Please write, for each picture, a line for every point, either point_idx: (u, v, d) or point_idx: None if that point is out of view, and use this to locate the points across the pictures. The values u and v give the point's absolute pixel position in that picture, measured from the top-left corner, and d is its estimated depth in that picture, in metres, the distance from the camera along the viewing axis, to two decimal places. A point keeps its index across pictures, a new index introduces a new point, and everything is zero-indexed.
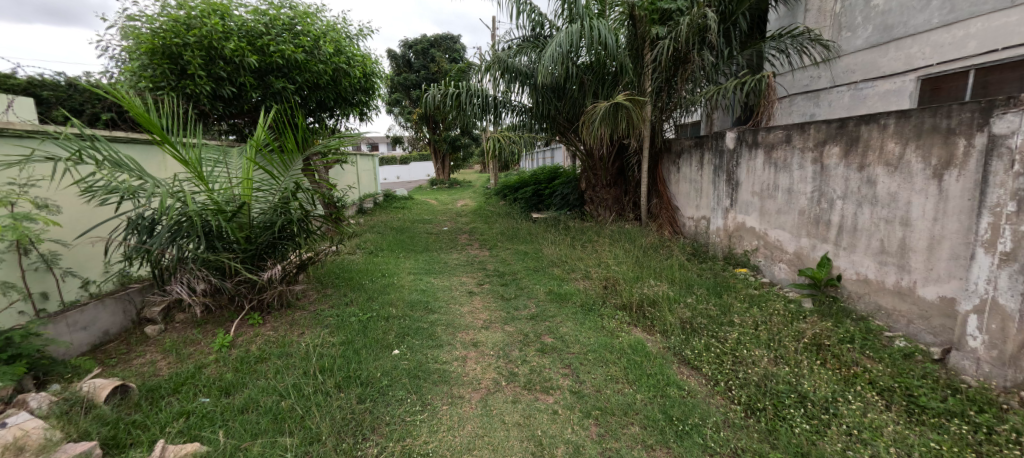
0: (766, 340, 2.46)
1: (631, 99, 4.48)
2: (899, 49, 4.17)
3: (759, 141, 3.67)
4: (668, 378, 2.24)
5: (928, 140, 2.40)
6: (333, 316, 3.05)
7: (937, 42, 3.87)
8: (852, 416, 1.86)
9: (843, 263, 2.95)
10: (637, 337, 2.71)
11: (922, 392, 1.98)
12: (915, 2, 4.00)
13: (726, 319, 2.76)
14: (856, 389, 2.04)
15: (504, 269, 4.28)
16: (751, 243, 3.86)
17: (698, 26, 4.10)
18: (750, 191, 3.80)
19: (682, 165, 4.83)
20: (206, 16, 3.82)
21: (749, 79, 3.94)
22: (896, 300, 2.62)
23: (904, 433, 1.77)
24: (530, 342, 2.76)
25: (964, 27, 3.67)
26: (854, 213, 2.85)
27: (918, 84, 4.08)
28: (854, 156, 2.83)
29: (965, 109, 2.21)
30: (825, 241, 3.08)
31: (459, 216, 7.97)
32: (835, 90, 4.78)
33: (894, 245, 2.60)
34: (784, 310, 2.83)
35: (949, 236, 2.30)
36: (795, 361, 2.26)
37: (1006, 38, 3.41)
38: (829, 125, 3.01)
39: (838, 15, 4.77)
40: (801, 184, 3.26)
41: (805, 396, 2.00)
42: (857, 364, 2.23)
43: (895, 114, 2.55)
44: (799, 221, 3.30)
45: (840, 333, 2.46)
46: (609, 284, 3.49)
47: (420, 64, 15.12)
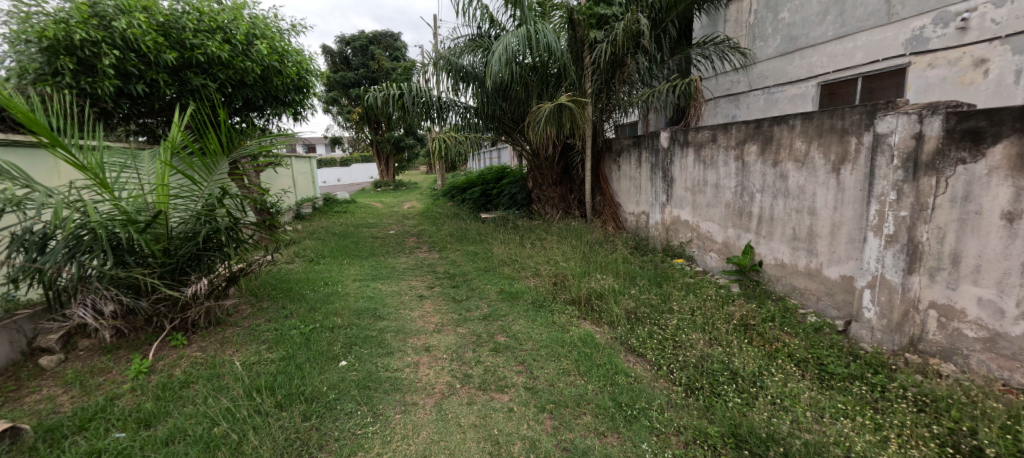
0: (701, 324, 2.66)
1: (574, 100, 4.60)
2: (802, 58, 4.71)
3: (689, 140, 3.96)
4: (616, 367, 2.35)
5: (828, 138, 2.71)
6: (271, 330, 2.84)
7: (831, 52, 4.42)
8: (776, 387, 2.06)
9: (764, 250, 3.26)
10: (586, 330, 2.81)
11: (830, 360, 2.25)
12: (812, 17, 4.56)
13: (666, 306, 2.95)
14: (778, 363, 2.27)
15: (454, 271, 4.23)
16: (685, 235, 4.17)
17: (633, 32, 4.30)
18: (684, 187, 4.09)
19: (623, 164, 5.08)
20: (127, 10, 3.46)
21: (680, 82, 4.20)
22: (807, 280, 2.94)
23: (817, 397, 1.99)
24: (483, 342, 2.76)
25: (852, 41, 4.24)
26: (771, 205, 3.16)
27: (818, 89, 4.62)
28: (769, 154, 3.14)
29: (854, 111, 2.53)
30: (747, 231, 3.40)
31: (406, 218, 7.78)
32: (752, 94, 5.32)
33: (804, 232, 2.92)
34: (715, 294, 3.08)
35: (847, 222, 2.63)
36: (726, 342, 2.47)
37: (886, 50, 3.98)
38: (747, 125, 3.31)
39: (752, 26, 5.30)
40: (726, 179, 3.57)
41: (736, 372, 2.18)
42: (777, 340, 2.48)
43: (800, 116, 2.87)
44: (725, 213, 3.62)
45: (763, 313, 2.73)
46: (558, 281, 3.58)
47: (359, 61, 14.51)
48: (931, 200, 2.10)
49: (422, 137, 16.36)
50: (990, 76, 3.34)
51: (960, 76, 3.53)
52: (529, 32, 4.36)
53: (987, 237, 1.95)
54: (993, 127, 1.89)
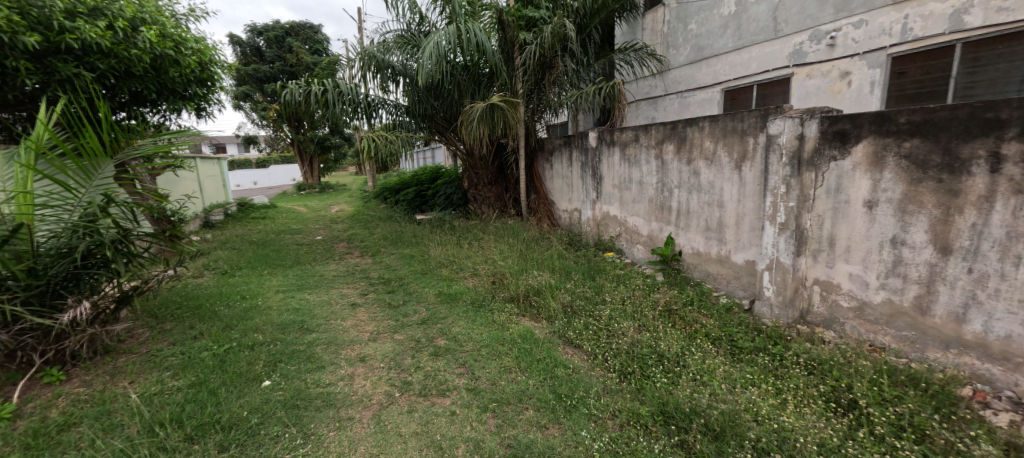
0: (632, 312, 2.84)
1: (506, 100, 4.63)
2: (708, 66, 5.25)
3: (614, 140, 4.20)
4: (555, 360, 2.42)
5: (731, 139, 3.01)
6: (176, 354, 2.51)
7: (731, 62, 4.96)
8: (695, 364, 2.22)
9: (683, 241, 3.57)
10: (525, 327, 2.86)
11: (739, 336, 2.51)
12: (715, 29, 5.08)
13: (600, 298, 3.11)
14: (697, 343, 2.48)
15: (389, 276, 4.06)
16: (614, 230, 4.42)
17: (560, 35, 4.44)
18: (612, 185, 4.33)
19: (555, 163, 5.26)
20: None
21: (604, 85, 4.43)
22: (718, 266, 3.25)
23: (730, 370, 2.17)
24: (422, 347, 2.68)
25: (748, 52, 4.78)
26: (687, 199, 3.47)
27: (722, 94, 5.17)
28: (684, 152, 3.43)
29: (751, 114, 2.83)
30: (668, 223, 3.69)
31: (334, 222, 7.32)
32: (668, 98, 5.83)
33: (715, 223, 3.23)
34: (643, 284, 3.31)
35: (748, 214, 2.94)
36: (654, 327, 2.64)
37: (774, 62, 4.55)
38: (665, 126, 3.59)
39: (665, 35, 5.80)
40: (648, 176, 3.84)
41: (663, 354, 2.33)
42: (697, 322, 2.72)
43: (708, 118, 3.16)
44: (648, 208, 3.89)
45: (684, 298, 2.98)
46: (497, 279, 3.60)
47: (274, 54, 13.21)
48: (812, 192, 2.44)
49: (350, 136, 15.49)
50: (853, 86, 3.97)
51: (831, 86, 4.15)
52: (458, 30, 4.31)
53: (855, 221, 2.28)
54: (855, 129, 2.22)
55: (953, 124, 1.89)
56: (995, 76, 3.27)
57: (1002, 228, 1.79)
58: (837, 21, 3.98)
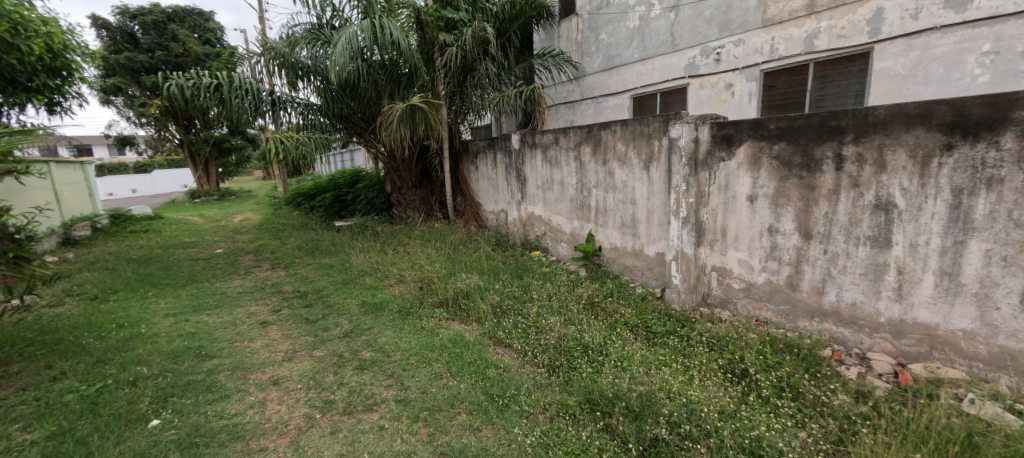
0: (558, 308, 2.95)
1: (427, 102, 4.53)
2: (618, 74, 5.68)
3: (536, 142, 4.33)
4: (486, 361, 2.44)
5: (639, 141, 3.26)
6: (32, 401, 2.09)
7: (638, 71, 5.41)
8: (616, 352, 2.35)
9: (602, 237, 3.80)
10: (455, 330, 2.85)
11: (653, 322, 2.74)
12: (623, 41, 5.50)
13: (528, 296, 3.19)
14: (617, 331, 2.65)
15: (305, 289, 3.77)
16: (539, 229, 4.57)
17: (480, 39, 4.47)
18: (535, 186, 4.47)
19: (480, 164, 5.29)
20: None
21: (525, 89, 4.53)
22: (633, 259, 3.51)
23: (645, 353, 2.33)
24: (345, 362, 2.54)
25: (651, 63, 5.24)
26: (604, 198, 3.69)
27: (631, 100, 5.61)
28: (600, 154, 3.65)
29: (655, 119, 3.07)
30: (589, 221, 3.91)
31: (238, 232, 6.61)
32: (584, 102, 6.23)
33: (629, 219, 3.48)
34: (567, 280, 3.46)
35: (656, 210, 3.21)
36: (578, 320, 2.78)
37: (673, 72, 5.05)
38: (581, 129, 3.79)
39: (580, 43, 6.17)
40: (569, 177, 4.03)
41: (587, 345, 2.45)
42: (617, 312, 2.90)
43: (619, 122, 3.39)
44: (570, 207, 4.08)
45: (605, 291, 3.17)
46: (424, 285, 3.53)
47: (152, 42, 11.51)
48: (707, 189, 2.76)
49: (254, 136, 14.04)
50: (735, 96, 4.53)
51: (719, 95, 4.69)
52: (372, 25, 4.12)
53: (740, 214, 2.62)
54: (738, 134, 2.55)
55: (808, 130, 2.25)
56: (838, 91, 3.90)
57: (846, 216, 2.16)
58: (721, 39, 4.52)
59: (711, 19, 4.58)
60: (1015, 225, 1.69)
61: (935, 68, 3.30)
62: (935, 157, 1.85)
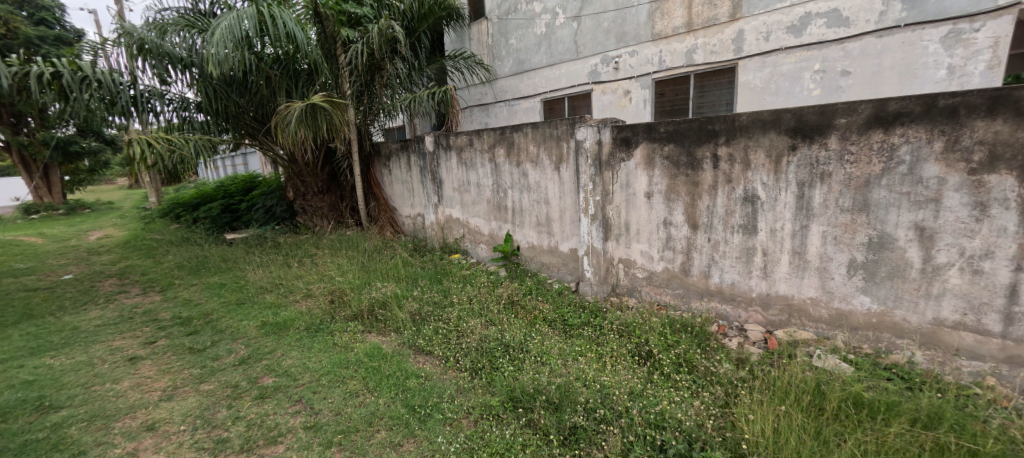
0: (478, 310, 2.97)
1: (330, 101, 4.24)
2: (528, 78, 5.91)
3: (451, 144, 4.31)
4: (406, 372, 2.37)
5: (549, 143, 3.38)
6: None
7: (546, 76, 5.67)
8: (536, 347, 2.43)
9: (520, 236, 3.90)
10: (372, 343, 2.72)
11: (570, 315, 2.88)
12: (532, 46, 5.73)
13: (448, 301, 3.16)
14: (536, 327, 2.74)
15: (189, 314, 3.31)
16: (458, 232, 4.56)
17: (388, 37, 4.33)
18: (452, 188, 4.45)
19: (393, 167, 5.13)
20: None
21: (438, 90, 4.43)
22: (550, 256, 3.66)
23: (563, 345, 2.45)
24: (242, 392, 2.28)
25: (558, 69, 5.53)
26: (519, 199, 3.79)
27: (541, 104, 5.87)
28: (513, 156, 3.73)
29: (562, 122, 3.22)
30: (506, 222, 3.99)
31: (97, 253, 5.57)
32: (497, 105, 6.39)
33: (543, 218, 3.62)
34: (487, 281, 3.50)
35: (568, 208, 3.37)
36: (499, 320, 2.82)
37: (578, 78, 5.38)
38: (494, 132, 3.84)
39: (490, 47, 6.30)
40: (485, 179, 4.07)
41: (508, 344, 2.50)
42: (536, 308, 3.00)
43: (529, 125, 3.50)
44: (488, 209, 4.13)
45: (524, 289, 3.27)
46: (334, 298, 3.31)
47: None
48: (611, 187, 2.99)
49: (114, 137, 11.86)
50: (632, 102, 4.97)
51: (619, 101, 5.10)
52: (259, 14, 3.71)
53: (640, 209, 2.89)
54: (634, 136, 2.81)
55: (690, 133, 2.55)
56: (713, 99, 4.46)
57: (723, 208, 2.50)
58: (618, 49, 4.92)
59: (609, 31, 4.96)
60: (841, 210, 2.10)
61: (783, 82, 3.95)
62: (785, 156, 2.22)
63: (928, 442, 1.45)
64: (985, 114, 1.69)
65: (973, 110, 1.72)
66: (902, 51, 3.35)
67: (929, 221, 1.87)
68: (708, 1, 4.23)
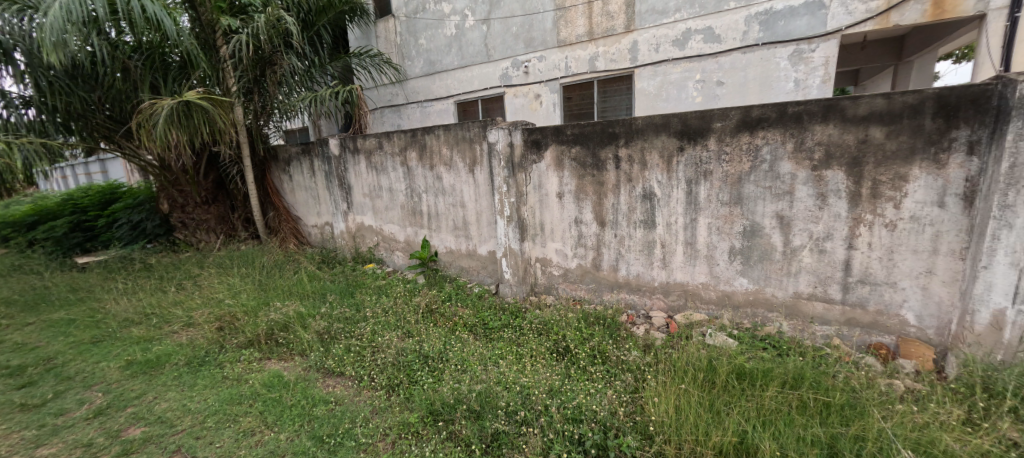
0: (394, 322, 2.83)
1: (209, 99, 3.71)
2: (440, 79, 5.82)
3: (358, 147, 4.06)
4: (313, 399, 2.17)
5: (462, 146, 3.34)
6: None
7: (459, 78, 5.64)
8: (457, 354, 2.39)
9: (437, 241, 3.81)
10: (272, 371, 2.46)
11: (490, 318, 2.88)
12: (442, 47, 5.65)
13: (360, 315, 2.96)
14: (457, 334, 2.69)
15: (23, 361, 2.68)
16: (372, 240, 4.33)
17: (279, 29, 3.94)
18: (362, 194, 4.21)
19: (294, 173, 4.73)
20: None
21: (342, 89, 4.09)
22: (469, 260, 3.63)
23: (484, 350, 2.43)
24: (99, 450, 1.90)
25: (470, 71, 5.53)
26: (435, 203, 3.70)
27: (455, 106, 5.82)
28: (426, 159, 3.63)
29: (474, 124, 3.19)
30: (422, 227, 3.88)
31: None
32: (409, 106, 6.20)
33: (460, 222, 3.58)
34: (404, 290, 3.35)
35: (484, 211, 3.37)
36: (417, 331, 2.71)
37: (489, 81, 5.43)
38: (405, 134, 3.69)
39: (399, 46, 6.08)
40: (397, 183, 3.91)
41: (427, 355, 2.42)
42: (456, 315, 2.95)
43: (441, 127, 3.41)
44: (402, 214, 3.98)
45: (442, 296, 3.19)
46: (224, 325, 2.92)
47: None
48: (525, 188, 3.06)
49: None
50: (542, 105, 5.15)
51: (530, 105, 5.26)
52: None
53: (553, 209, 3.00)
54: (544, 138, 2.90)
55: (594, 136, 2.70)
56: (615, 104, 4.81)
57: (626, 205, 2.69)
58: (527, 53, 5.06)
59: (517, 35, 5.08)
60: (721, 204, 2.37)
61: (671, 90, 4.39)
62: (674, 157, 2.45)
63: (794, 400, 1.70)
64: (821, 120, 2.03)
65: (813, 117, 2.05)
66: (761, 66, 3.92)
67: (787, 210, 2.20)
68: (606, 12, 4.53)
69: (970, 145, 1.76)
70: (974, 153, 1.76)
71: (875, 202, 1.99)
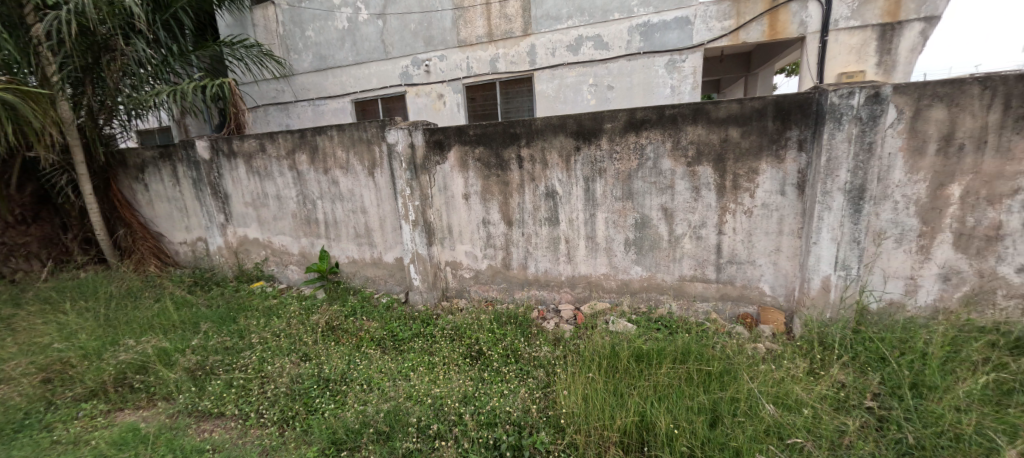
0: (287, 346, 2.54)
1: (15, 90, 2.94)
2: (333, 76, 5.38)
3: (234, 150, 3.57)
4: (184, 450, 1.84)
5: (359, 147, 3.11)
6: None
7: (354, 75, 5.29)
8: (362, 373, 2.23)
9: (337, 251, 3.52)
10: (126, 423, 2.04)
11: (399, 329, 2.74)
12: (334, 41, 5.25)
13: (244, 343, 2.60)
14: (362, 350, 2.51)
15: None
16: (259, 254, 3.85)
17: (118, 9, 3.27)
18: (243, 203, 3.73)
19: (152, 181, 4.05)
20: None
21: (210, 84, 3.52)
22: (374, 269, 3.42)
23: (393, 364, 2.31)
24: None
25: (367, 68, 5.21)
26: (332, 209, 3.41)
27: (352, 105, 5.45)
28: (318, 162, 3.31)
29: (371, 125, 2.99)
30: (319, 237, 3.55)
31: None
32: (299, 104, 5.66)
33: (362, 229, 3.35)
34: (299, 309, 3.03)
35: (388, 215, 3.19)
36: (316, 353, 2.47)
37: (389, 79, 5.18)
38: (292, 135, 3.32)
39: (283, 37, 5.49)
40: (286, 190, 3.52)
41: (328, 378, 2.21)
42: (361, 329, 2.75)
43: (335, 127, 3.14)
44: (294, 224, 3.60)
45: (345, 311, 2.95)
46: (53, 375, 2.35)
47: None
48: (429, 191, 2.96)
49: None
50: (446, 105, 5.07)
51: (434, 104, 5.14)
52: None
53: (460, 211, 2.96)
54: (446, 139, 2.84)
55: (497, 136, 2.71)
56: (517, 105, 4.92)
57: (531, 204, 2.76)
58: (427, 52, 4.93)
59: (416, 32, 4.92)
60: (615, 199, 2.56)
61: (568, 93, 4.62)
62: (572, 156, 2.57)
63: (683, 373, 1.90)
64: (693, 122, 2.29)
65: (685, 119, 2.30)
66: (644, 73, 4.32)
67: (670, 203, 2.45)
68: (504, 15, 4.60)
69: (799, 143, 2.13)
70: (803, 149, 2.13)
71: (736, 192, 2.31)
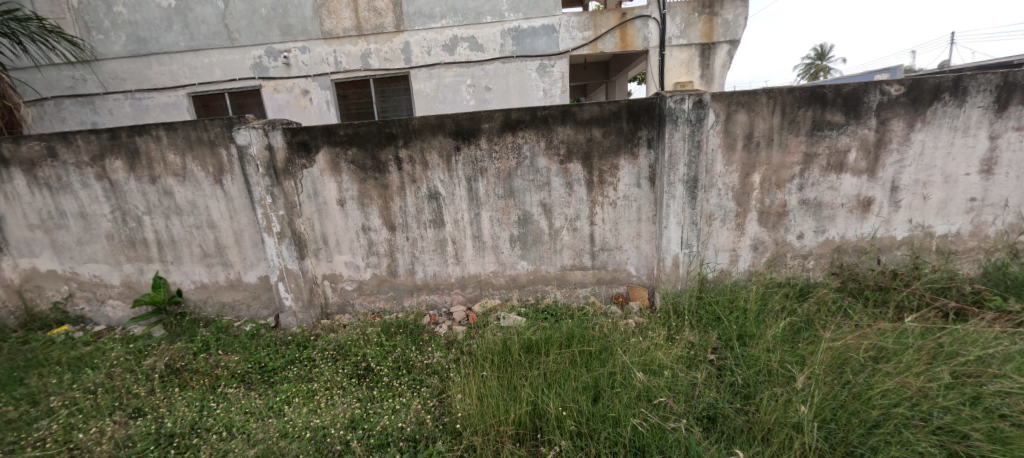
0: (109, 404, 2.02)
1: None
2: (159, 64, 4.47)
3: (6, 156, 2.71)
4: None
5: (199, 150, 2.61)
6: None
7: (190, 64, 4.47)
8: (220, 418, 1.89)
9: (178, 277, 2.92)
10: None
11: (268, 357, 2.39)
12: (158, 22, 4.34)
13: (37, 411, 1.98)
14: (219, 391, 2.13)
15: None
16: (59, 291, 3.01)
17: None
18: (28, 226, 2.87)
19: None
20: None
21: None
22: (232, 292, 2.93)
23: (261, 400, 2.01)
24: None
25: (206, 56, 4.44)
26: (166, 226, 2.81)
27: (190, 99, 4.63)
28: (141, 169, 2.69)
29: (213, 123, 2.53)
30: (150, 261, 2.90)
31: None
32: (111, 97, 4.57)
33: (211, 247, 2.83)
34: (126, 353, 2.43)
35: (246, 228, 2.76)
36: (153, 406, 2.01)
37: (237, 71, 4.50)
38: (99, 136, 2.64)
39: (76, 10, 4.32)
40: (95, 205, 2.80)
41: (173, 433, 1.83)
42: (217, 366, 2.33)
43: (162, 126, 2.57)
44: (111, 248, 2.88)
45: (193, 348, 2.46)
46: None
47: None
48: (296, 199, 2.63)
49: None
50: (313, 102, 4.60)
51: (297, 101, 4.61)
52: None
53: (335, 218, 2.72)
54: (312, 140, 2.57)
55: (371, 136, 2.54)
56: (394, 104, 4.70)
57: (413, 207, 2.66)
58: (285, 42, 4.40)
59: (269, 19, 4.35)
60: (498, 197, 2.62)
61: (446, 92, 4.58)
62: (453, 156, 2.55)
63: (569, 357, 2.03)
64: (564, 123, 2.46)
65: (556, 119, 2.46)
66: (518, 76, 4.51)
67: (548, 199, 2.60)
68: (372, 8, 4.35)
69: (648, 141, 2.45)
70: (651, 147, 2.46)
71: (603, 186, 2.56)
